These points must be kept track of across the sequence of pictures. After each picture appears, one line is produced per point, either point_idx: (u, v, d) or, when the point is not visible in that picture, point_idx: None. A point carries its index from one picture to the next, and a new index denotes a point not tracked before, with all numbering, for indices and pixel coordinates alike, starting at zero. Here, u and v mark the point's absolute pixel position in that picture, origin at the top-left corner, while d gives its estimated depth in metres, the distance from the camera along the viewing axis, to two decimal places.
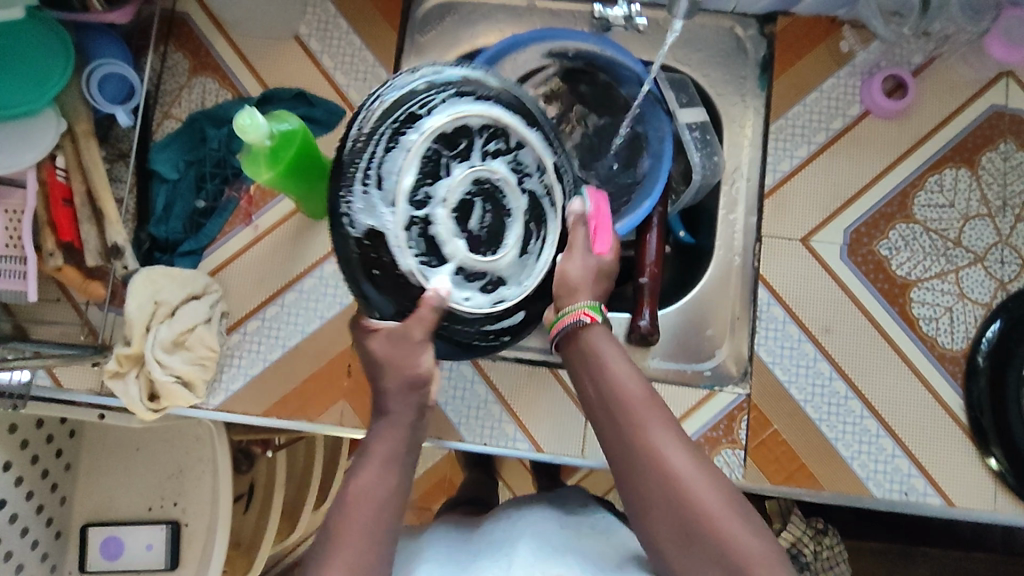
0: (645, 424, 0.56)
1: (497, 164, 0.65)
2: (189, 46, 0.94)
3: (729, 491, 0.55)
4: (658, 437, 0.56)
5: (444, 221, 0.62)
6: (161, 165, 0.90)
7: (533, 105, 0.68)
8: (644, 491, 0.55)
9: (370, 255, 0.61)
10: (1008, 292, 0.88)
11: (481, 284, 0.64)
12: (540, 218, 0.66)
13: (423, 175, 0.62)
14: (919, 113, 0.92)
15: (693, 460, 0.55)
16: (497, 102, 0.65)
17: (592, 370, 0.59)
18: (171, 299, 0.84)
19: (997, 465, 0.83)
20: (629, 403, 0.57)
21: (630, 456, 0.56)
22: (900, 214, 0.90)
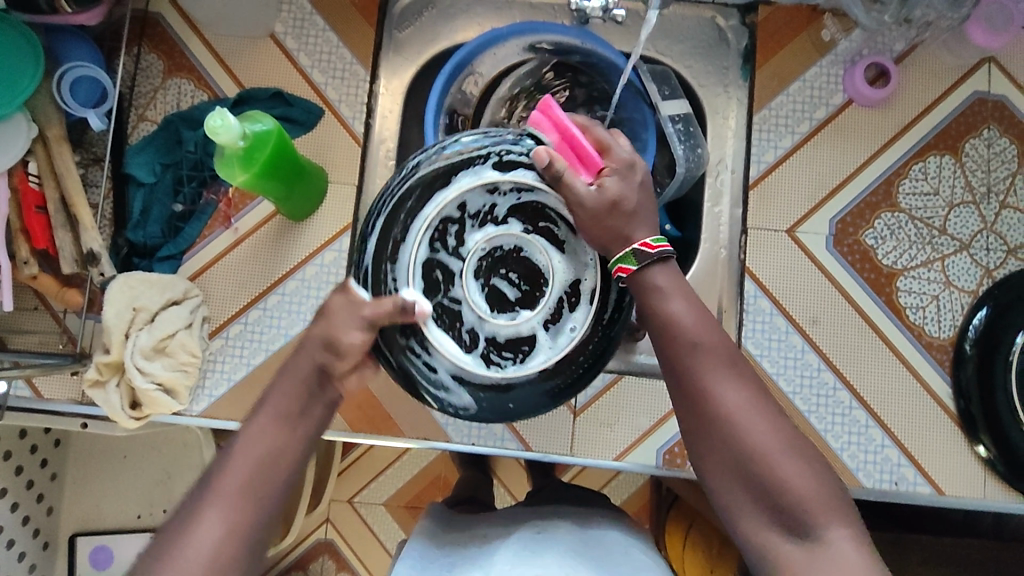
0: (708, 360, 0.57)
1: (472, 240, 0.72)
2: (163, 47, 0.92)
3: (789, 430, 0.56)
4: (719, 376, 0.57)
5: (506, 322, 0.73)
6: (137, 168, 0.88)
7: (428, 187, 0.68)
8: (707, 422, 0.56)
9: (495, 402, 0.70)
10: (994, 280, 0.88)
11: (569, 306, 0.71)
12: (533, 211, 0.72)
13: (455, 319, 0.72)
14: (902, 101, 0.92)
15: (757, 399, 0.56)
16: (414, 213, 0.69)
17: (660, 303, 0.60)
18: (150, 305, 0.83)
19: (985, 453, 0.84)
20: (692, 342, 0.58)
21: (696, 387, 0.57)
22: (885, 203, 0.90)
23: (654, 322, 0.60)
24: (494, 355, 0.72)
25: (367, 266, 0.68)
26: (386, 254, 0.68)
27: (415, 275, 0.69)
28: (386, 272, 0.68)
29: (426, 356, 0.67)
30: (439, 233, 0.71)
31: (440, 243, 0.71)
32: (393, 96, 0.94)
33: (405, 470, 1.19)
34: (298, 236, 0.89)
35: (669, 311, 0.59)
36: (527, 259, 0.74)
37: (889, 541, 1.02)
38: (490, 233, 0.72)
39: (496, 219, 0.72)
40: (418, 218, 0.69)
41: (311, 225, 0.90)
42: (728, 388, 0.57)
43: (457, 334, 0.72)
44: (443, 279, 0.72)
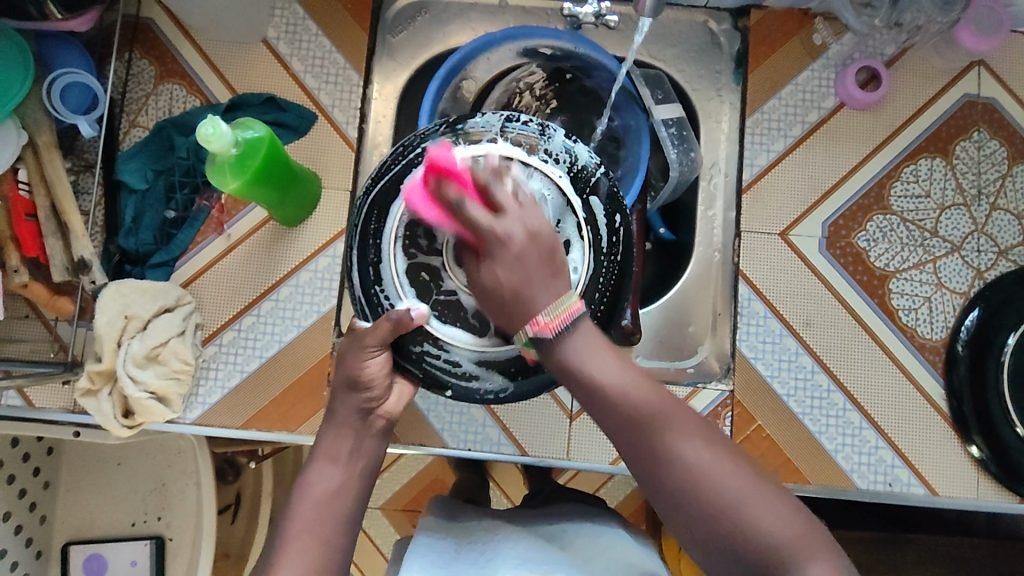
0: (656, 428, 0.54)
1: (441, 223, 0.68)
2: (155, 52, 0.91)
3: (752, 474, 0.53)
4: (670, 437, 0.54)
5: None
6: (130, 175, 0.88)
7: (385, 205, 0.68)
8: (675, 495, 0.53)
9: (528, 371, 0.66)
10: (985, 281, 0.89)
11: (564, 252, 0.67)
12: None
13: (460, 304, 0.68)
14: (893, 104, 0.93)
15: (712, 451, 0.53)
16: (380, 232, 0.68)
17: (586, 384, 0.55)
18: (142, 313, 0.82)
19: (978, 453, 0.84)
20: (633, 408, 0.54)
21: (652, 461, 0.54)
22: (877, 206, 0.90)
23: (590, 399, 0.55)
24: None
25: (363, 298, 0.68)
26: (371, 278, 0.68)
27: (404, 285, 0.68)
28: (380, 294, 0.68)
29: (444, 353, 0.66)
30: (409, 236, 0.68)
31: (414, 249, 0.68)
32: (386, 101, 0.94)
33: (401, 474, 1.19)
34: (291, 242, 0.89)
35: (607, 379, 0.54)
36: None
37: (884, 541, 1.03)
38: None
39: None
40: (383, 237, 0.68)
41: (304, 230, 0.89)
42: (680, 447, 0.53)
43: (466, 322, 0.68)
44: (430, 277, 0.68)
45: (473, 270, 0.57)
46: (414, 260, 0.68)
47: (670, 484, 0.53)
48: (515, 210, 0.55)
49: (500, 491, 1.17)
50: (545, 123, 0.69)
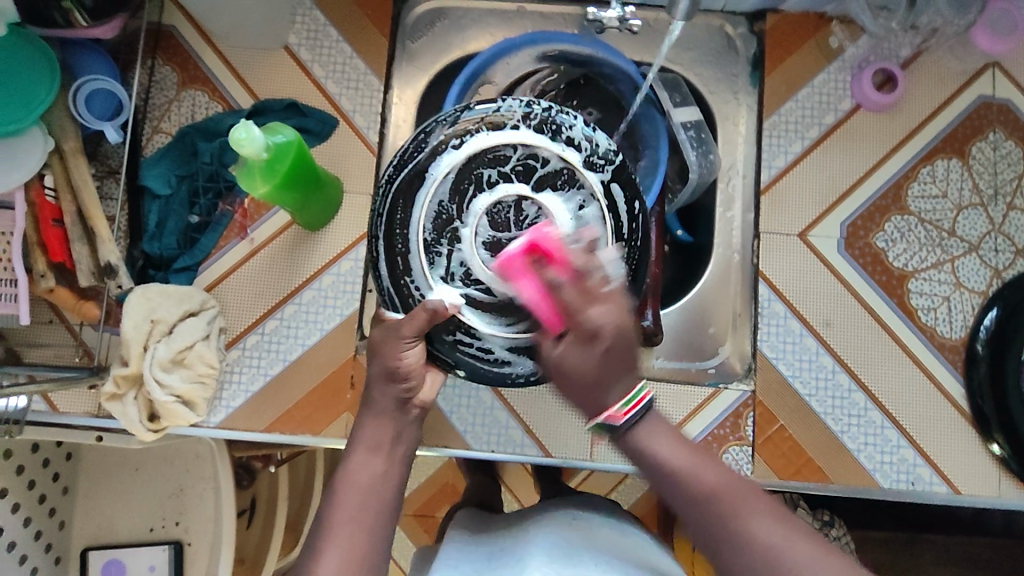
0: (730, 502, 0.56)
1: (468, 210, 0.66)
2: (177, 59, 0.92)
3: (834, 553, 0.54)
4: (740, 520, 0.56)
5: None
6: (154, 180, 0.88)
7: (413, 194, 0.67)
8: (746, 572, 0.54)
9: None
10: (1003, 280, 0.89)
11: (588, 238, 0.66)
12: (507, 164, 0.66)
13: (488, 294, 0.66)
14: (909, 106, 0.93)
15: (784, 528, 0.55)
16: (404, 222, 0.66)
17: (654, 461, 0.59)
18: (168, 317, 0.83)
19: (1000, 451, 0.85)
20: (700, 485, 0.58)
21: (720, 533, 0.56)
22: (895, 207, 0.91)
23: (660, 477, 0.59)
24: None
25: (391, 287, 0.67)
26: (399, 270, 0.67)
27: (433, 273, 0.66)
28: (407, 286, 0.66)
29: (477, 341, 0.66)
30: (436, 223, 0.66)
31: (440, 238, 0.66)
32: (407, 107, 0.95)
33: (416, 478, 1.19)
34: (313, 246, 0.89)
35: (673, 465, 0.59)
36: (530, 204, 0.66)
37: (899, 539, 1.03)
38: (490, 196, 0.66)
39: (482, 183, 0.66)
40: (412, 226, 0.66)
41: (326, 234, 0.90)
42: (753, 528, 0.55)
43: (495, 312, 0.66)
44: (456, 266, 0.66)
45: (546, 350, 0.61)
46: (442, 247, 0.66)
47: (748, 572, 0.54)
48: (607, 301, 0.58)
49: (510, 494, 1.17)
50: (564, 110, 0.68)
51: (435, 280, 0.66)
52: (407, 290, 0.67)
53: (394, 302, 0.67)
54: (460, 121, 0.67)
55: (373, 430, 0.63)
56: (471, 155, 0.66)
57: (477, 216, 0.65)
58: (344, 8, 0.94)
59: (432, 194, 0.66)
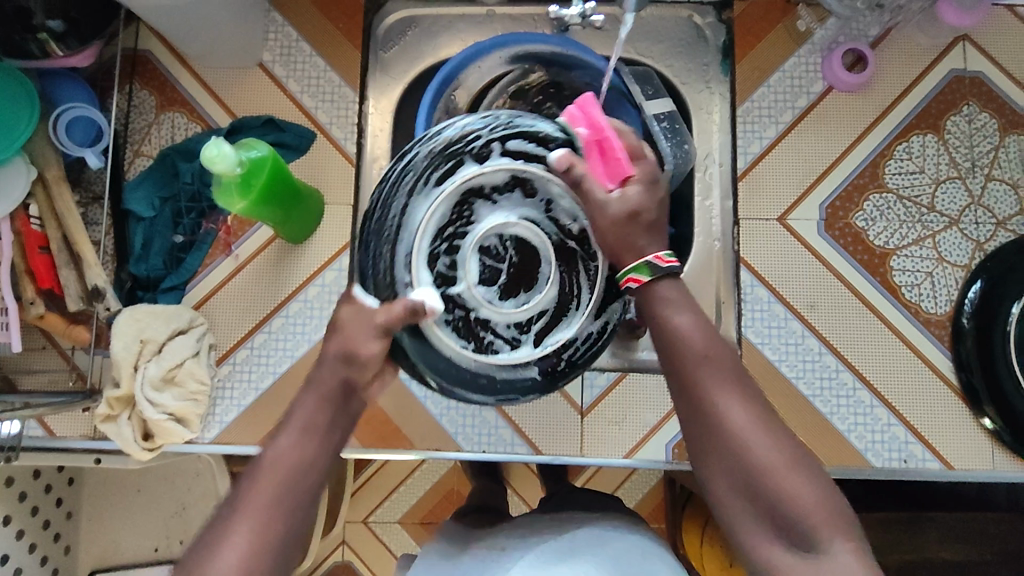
0: (717, 378, 0.57)
1: (472, 288, 0.70)
2: (154, 83, 0.94)
3: (793, 449, 0.56)
4: (721, 398, 0.57)
5: (545, 272, 0.71)
6: (137, 204, 0.89)
7: (431, 345, 0.67)
8: (711, 439, 0.56)
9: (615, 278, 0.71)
10: (985, 252, 0.89)
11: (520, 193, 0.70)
12: (449, 226, 0.69)
13: (550, 317, 0.71)
14: (881, 85, 0.94)
15: (761, 420, 0.56)
16: (454, 356, 0.68)
17: (656, 323, 0.60)
18: (157, 336, 0.84)
19: (991, 424, 0.85)
20: (696, 351, 0.58)
21: (698, 400, 0.57)
22: (873, 185, 0.91)
23: (660, 334, 0.60)
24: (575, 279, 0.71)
25: (495, 397, 0.70)
26: (490, 378, 0.69)
27: (512, 346, 0.70)
28: (512, 380, 0.69)
29: (570, 345, 0.70)
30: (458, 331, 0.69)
31: (471, 327, 0.70)
32: (383, 116, 0.96)
33: (419, 484, 1.20)
34: (296, 259, 0.90)
35: (677, 328, 0.59)
36: (495, 224, 0.70)
37: (901, 518, 1.02)
38: (471, 264, 0.70)
39: (457, 260, 0.69)
40: (452, 357, 0.67)
41: (310, 246, 0.91)
42: (729, 409, 0.56)
43: (535, 321, 0.71)
44: (505, 329, 0.71)
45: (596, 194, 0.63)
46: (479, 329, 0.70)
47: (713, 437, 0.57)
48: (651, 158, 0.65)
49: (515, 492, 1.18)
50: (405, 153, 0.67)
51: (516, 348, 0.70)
52: (512, 383, 0.69)
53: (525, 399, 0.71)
54: (376, 252, 0.66)
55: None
56: (425, 267, 0.67)
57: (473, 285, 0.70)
58: (315, 23, 0.96)
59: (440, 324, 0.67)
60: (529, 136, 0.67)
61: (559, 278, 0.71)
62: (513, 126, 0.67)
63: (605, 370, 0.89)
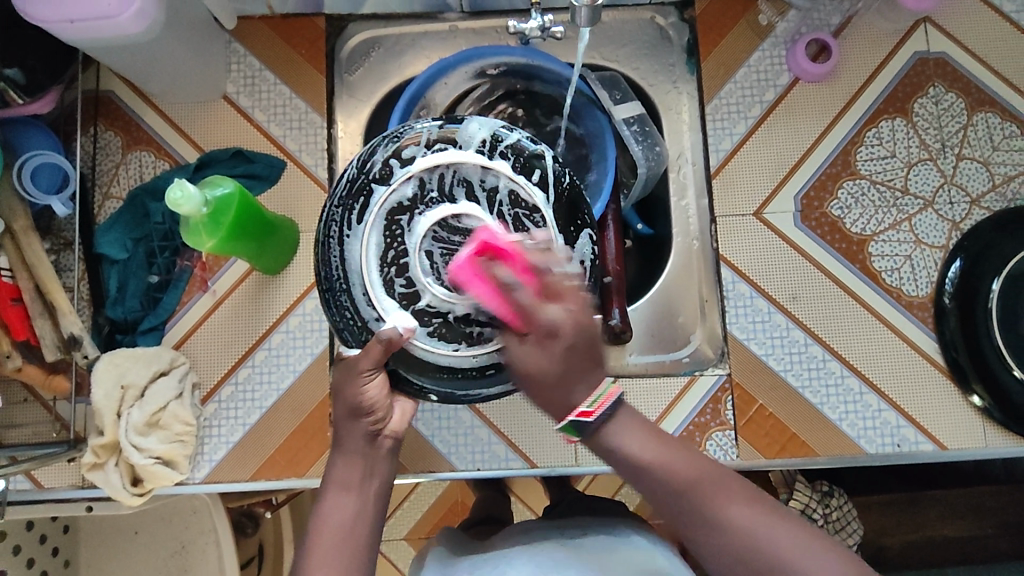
0: (702, 485, 0.57)
1: (442, 292, 0.61)
2: (119, 123, 0.93)
3: (794, 526, 0.57)
4: (711, 501, 0.57)
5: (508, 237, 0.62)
6: (108, 247, 0.88)
7: (422, 365, 0.64)
8: (720, 557, 0.56)
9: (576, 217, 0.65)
10: (961, 231, 0.90)
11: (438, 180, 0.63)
12: (390, 246, 0.63)
13: None
14: (847, 72, 0.94)
15: (754, 510, 0.57)
16: (457, 365, 0.63)
17: (626, 468, 0.59)
18: (138, 381, 0.83)
19: (980, 402, 0.85)
20: (672, 480, 0.57)
21: (692, 518, 0.57)
22: (845, 172, 0.91)
23: (630, 472, 0.59)
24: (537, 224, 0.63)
25: (517, 382, 0.63)
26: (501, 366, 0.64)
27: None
28: None
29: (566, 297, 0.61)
30: (449, 338, 0.62)
31: (458, 326, 0.63)
32: (352, 139, 0.95)
33: (420, 502, 1.18)
34: (275, 290, 0.90)
35: (650, 457, 0.58)
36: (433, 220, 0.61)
37: (903, 500, 1.02)
38: (428, 270, 0.62)
39: (414, 275, 0.62)
40: (453, 364, 0.63)
41: (288, 276, 0.90)
42: (723, 509, 0.57)
43: None
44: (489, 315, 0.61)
45: (509, 351, 0.58)
46: (467, 323, 0.62)
47: (719, 544, 0.57)
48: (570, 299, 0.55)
49: (519, 501, 1.15)
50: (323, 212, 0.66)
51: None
52: None
53: None
54: (337, 303, 0.64)
55: (345, 466, 0.64)
56: (385, 295, 0.63)
57: (435, 287, 0.61)
58: (277, 51, 0.95)
59: (424, 344, 0.63)
60: (421, 142, 0.64)
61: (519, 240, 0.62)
62: (401, 141, 0.64)
63: None
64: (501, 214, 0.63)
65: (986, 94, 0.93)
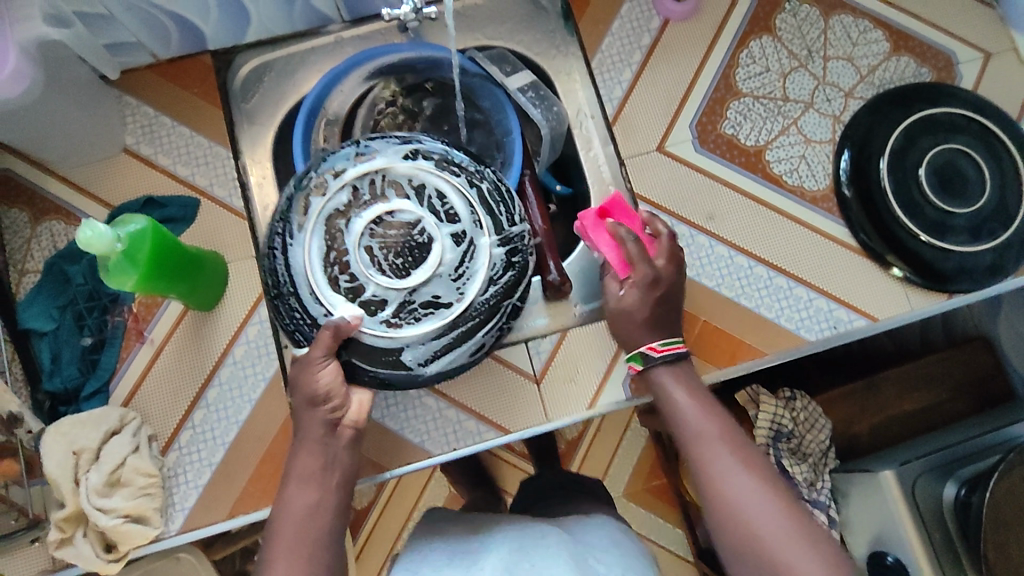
0: (726, 459, 0.65)
1: (384, 281, 0.67)
2: (22, 198, 0.92)
3: (792, 512, 0.62)
4: (722, 469, 0.64)
5: (433, 225, 0.68)
6: (35, 320, 0.87)
7: (374, 352, 0.68)
8: (721, 506, 0.63)
9: (500, 192, 0.71)
10: (843, 123, 0.97)
11: (368, 187, 0.69)
12: (327, 250, 0.68)
13: (461, 260, 0.68)
14: (710, 5, 1.00)
15: (754, 480, 0.63)
16: (407, 344, 0.68)
17: (669, 412, 0.71)
18: (90, 444, 0.81)
19: (900, 272, 0.92)
20: (698, 432, 0.67)
21: (709, 496, 0.64)
22: (730, 94, 0.98)
23: (674, 421, 0.70)
24: (457, 214, 0.69)
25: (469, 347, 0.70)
26: (442, 342, 0.68)
27: (450, 304, 0.68)
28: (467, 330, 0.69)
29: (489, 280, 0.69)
30: (400, 320, 0.68)
31: (408, 309, 0.68)
32: (262, 163, 0.94)
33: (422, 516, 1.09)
34: (214, 325, 0.89)
35: (686, 406, 0.70)
36: (371, 219, 0.68)
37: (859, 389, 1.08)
38: (367, 264, 0.67)
39: (355, 271, 0.68)
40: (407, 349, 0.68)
41: (224, 309, 0.90)
42: (730, 479, 0.64)
43: (461, 271, 0.69)
44: (431, 293, 0.68)
45: (610, 292, 0.76)
46: (412, 305, 0.68)
47: (714, 491, 0.64)
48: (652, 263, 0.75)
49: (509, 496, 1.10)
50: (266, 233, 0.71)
51: (454, 304, 0.68)
52: (470, 329, 0.69)
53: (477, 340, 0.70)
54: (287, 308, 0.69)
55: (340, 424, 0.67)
56: (333, 291, 0.68)
57: (377, 278, 0.67)
58: (169, 96, 0.96)
59: (374, 334, 0.67)
60: (351, 156, 0.70)
61: (438, 231, 0.68)
62: (331, 160, 0.70)
63: (546, 334, 0.91)
64: (428, 206, 0.69)
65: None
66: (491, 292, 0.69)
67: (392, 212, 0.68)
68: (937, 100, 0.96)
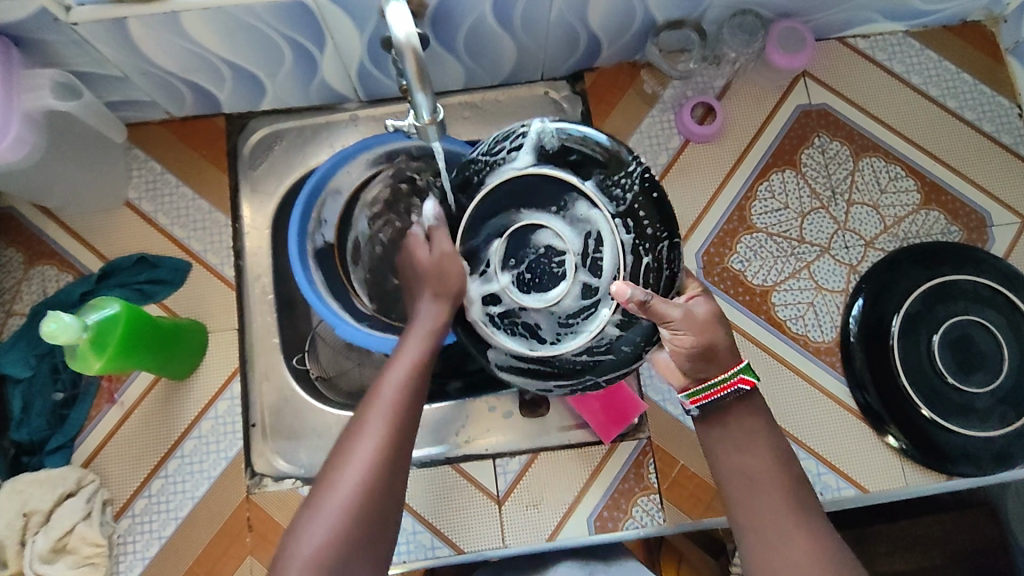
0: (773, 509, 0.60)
1: (507, 282, 0.73)
2: (20, 239, 0.92)
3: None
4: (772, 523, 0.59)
5: (574, 266, 0.73)
6: (11, 365, 0.86)
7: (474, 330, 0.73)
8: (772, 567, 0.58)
9: (648, 267, 0.71)
10: (859, 274, 0.93)
11: (553, 192, 0.73)
12: (491, 221, 0.73)
13: (575, 312, 0.73)
14: (734, 130, 0.97)
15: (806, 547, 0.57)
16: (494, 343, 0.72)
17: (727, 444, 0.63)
18: (41, 506, 0.80)
19: (897, 443, 0.88)
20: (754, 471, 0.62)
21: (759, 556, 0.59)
22: (742, 228, 0.94)
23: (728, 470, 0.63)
24: (600, 269, 0.73)
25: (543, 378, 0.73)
26: (520, 357, 0.72)
27: (544, 341, 0.73)
28: (546, 369, 0.73)
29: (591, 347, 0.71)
30: (498, 324, 0.73)
31: (509, 320, 0.73)
32: (260, 233, 0.94)
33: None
34: (186, 393, 0.89)
35: (744, 467, 0.62)
36: (537, 224, 0.73)
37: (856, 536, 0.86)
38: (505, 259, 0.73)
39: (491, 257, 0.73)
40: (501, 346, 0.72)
41: (198, 378, 0.89)
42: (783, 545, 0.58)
43: (574, 321, 0.72)
44: (534, 321, 0.73)
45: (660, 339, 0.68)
46: (515, 320, 0.73)
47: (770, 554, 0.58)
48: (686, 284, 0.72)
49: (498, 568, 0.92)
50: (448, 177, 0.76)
51: (549, 343, 0.73)
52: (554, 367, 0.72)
53: (542, 383, 0.73)
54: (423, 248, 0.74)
55: None
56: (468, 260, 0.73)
57: (505, 279, 0.73)
58: (177, 153, 0.95)
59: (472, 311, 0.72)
60: (546, 144, 0.72)
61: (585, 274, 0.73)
62: (533, 137, 0.72)
63: (516, 454, 0.89)
64: (582, 246, 0.73)
65: (868, 140, 0.97)
66: (584, 351, 0.72)
67: (551, 228, 0.73)
68: (964, 265, 0.91)
